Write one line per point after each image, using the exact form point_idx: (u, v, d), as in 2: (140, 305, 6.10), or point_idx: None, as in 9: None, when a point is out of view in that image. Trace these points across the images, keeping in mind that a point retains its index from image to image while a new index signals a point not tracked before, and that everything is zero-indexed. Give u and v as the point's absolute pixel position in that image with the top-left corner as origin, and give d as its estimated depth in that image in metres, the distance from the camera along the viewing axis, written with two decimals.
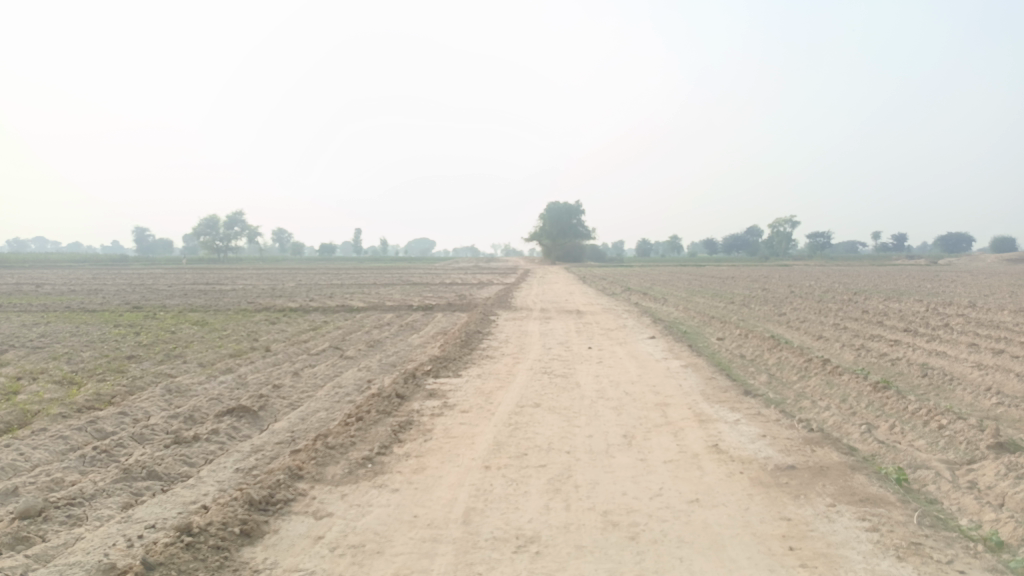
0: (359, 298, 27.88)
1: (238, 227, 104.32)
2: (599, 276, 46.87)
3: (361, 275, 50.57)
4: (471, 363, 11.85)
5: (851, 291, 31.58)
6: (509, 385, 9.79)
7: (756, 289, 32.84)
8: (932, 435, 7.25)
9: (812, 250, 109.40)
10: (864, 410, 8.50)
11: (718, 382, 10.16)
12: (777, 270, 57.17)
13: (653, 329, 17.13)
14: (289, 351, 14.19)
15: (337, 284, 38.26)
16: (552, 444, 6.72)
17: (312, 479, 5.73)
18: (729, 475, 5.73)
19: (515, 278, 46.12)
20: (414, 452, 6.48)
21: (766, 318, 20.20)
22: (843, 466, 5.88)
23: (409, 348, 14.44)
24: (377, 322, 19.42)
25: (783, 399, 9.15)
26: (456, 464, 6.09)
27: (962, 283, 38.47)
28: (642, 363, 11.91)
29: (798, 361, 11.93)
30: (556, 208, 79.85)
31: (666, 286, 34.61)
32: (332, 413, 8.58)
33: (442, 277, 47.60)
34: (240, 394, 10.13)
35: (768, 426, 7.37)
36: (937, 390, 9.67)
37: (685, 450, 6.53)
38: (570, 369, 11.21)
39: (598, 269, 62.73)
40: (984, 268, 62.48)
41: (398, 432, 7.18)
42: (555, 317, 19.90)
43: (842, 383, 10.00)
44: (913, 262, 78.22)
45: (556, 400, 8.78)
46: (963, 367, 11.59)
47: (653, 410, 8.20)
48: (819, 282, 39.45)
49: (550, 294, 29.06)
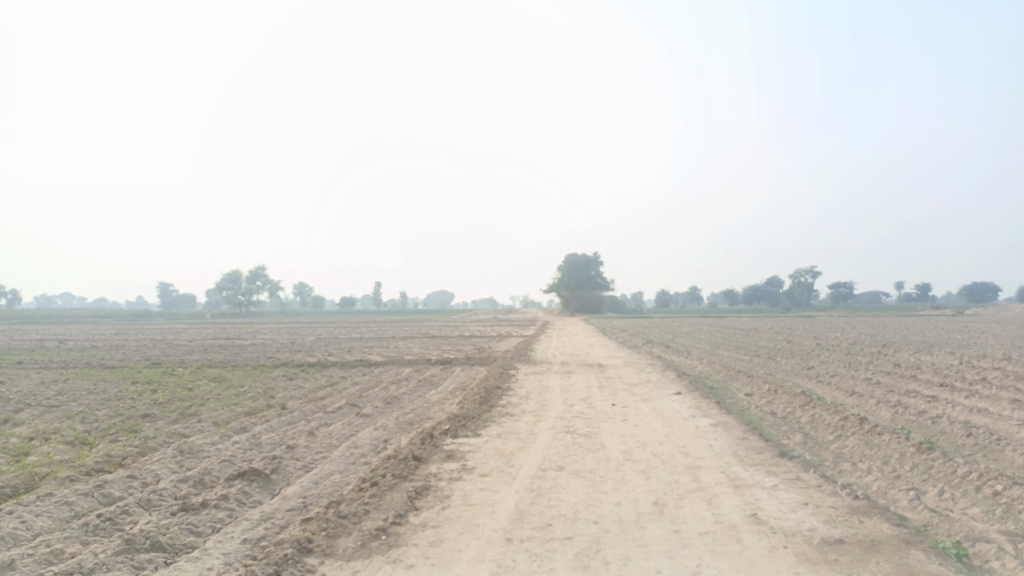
0: (378, 352, 27.59)
1: (259, 281, 105.23)
2: (619, 328, 46.57)
3: (381, 327, 50.74)
4: (491, 420, 11.47)
5: (880, 344, 30.79)
6: (531, 446, 9.37)
7: (781, 341, 32.09)
8: (988, 503, 6.73)
9: (835, 301, 108.39)
10: (909, 474, 7.99)
11: (750, 442, 9.69)
12: (800, 321, 56.59)
13: (678, 383, 16.65)
14: (304, 409, 13.90)
15: (356, 338, 38.21)
16: (578, 513, 6.31)
17: (323, 553, 5.36)
18: (772, 550, 5.28)
19: (535, 330, 45.96)
20: (431, 522, 6.09)
21: (794, 372, 19.59)
22: (896, 539, 5.41)
23: (427, 404, 14.09)
24: (396, 377, 19.12)
25: (820, 461, 8.66)
26: (475, 537, 5.70)
27: (992, 334, 37.59)
28: (669, 421, 11.45)
29: (832, 418, 11.42)
30: (575, 260, 80.02)
31: (688, 339, 33.96)
32: (346, 477, 8.22)
33: (461, 329, 47.27)
34: (253, 455, 9.82)
35: (808, 493, 6.91)
36: (984, 451, 9.11)
37: (722, 520, 6.08)
38: (594, 428, 10.80)
39: (619, 320, 62.12)
40: (1013, 319, 61.27)
41: (414, 499, 6.80)
42: (576, 371, 19.50)
43: (882, 444, 9.48)
44: (939, 313, 76.78)
45: (580, 463, 8.36)
46: (1009, 425, 10.99)
47: (684, 475, 7.75)
48: (845, 334, 38.71)
49: (571, 347, 28.61)
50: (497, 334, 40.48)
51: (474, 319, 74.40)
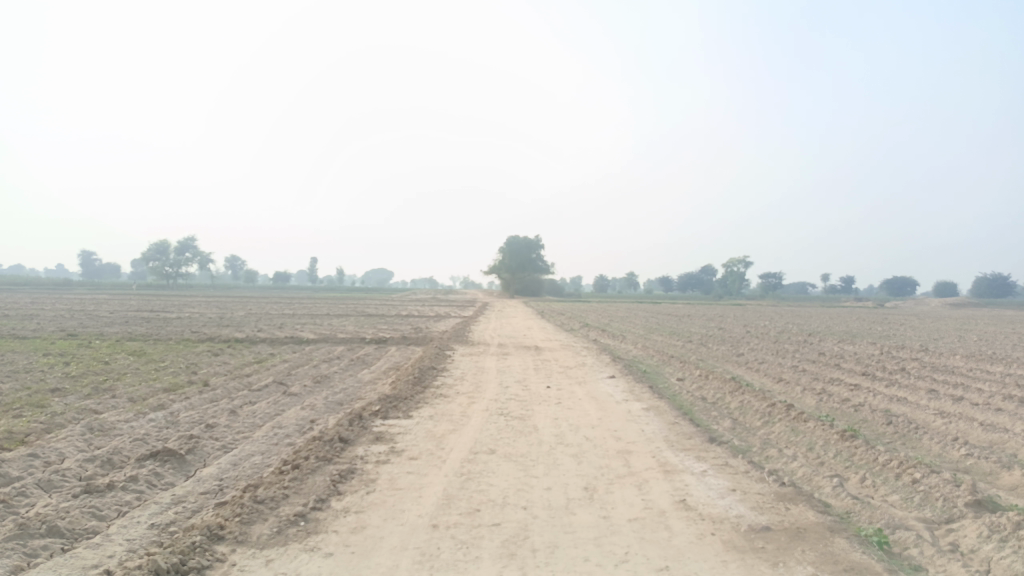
0: (311, 330, 26.89)
1: (189, 252, 101.53)
2: (556, 311, 46.75)
3: (315, 304, 49.56)
4: (423, 402, 11.22)
5: (807, 333, 31.77)
6: (463, 428, 9.18)
7: (713, 328, 32.76)
8: (907, 490, 6.89)
9: (765, 290, 111.80)
10: (833, 461, 8.15)
11: (681, 427, 9.73)
12: (732, 309, 58.00)
13: (613, 367, 16.71)
14: (229, 386, 13.35)
15: (289, 314, 37.23)
16: (507, 498, 6.15)
17: (234, 541, 5.06)
18: (701, 537, 5.24)
19: (473, 310, 45.71)
20: (353, 507, 5.84)
21: (725, 359, 19.98)
22: (821, 527, 5.44)
23: (359, 384, 13.75)
24: (328, 355, 18.61)
25: (748, 447, 8.75)
26: (399, 523, 5.48)
27: (910, 326, 39.34)
28: (602, 405, 11.43)
29: (761, 405, 11.61)
30: (515, 242, 80.05)
31: (624, 323, 34.31)
32: (267, 459, 7.87)
33: (399, 308, 46.58)
34: (169, 434, 9.32)
35: (737, 479, 6.93)
36: (903, 439, 9.40)
37: (651, 506, 6.02)
38: (528, 410, 10.68)
39: (557, 303, 62.48)
40: (928, 313, 64.44)
41: (337, 483, 6.51)
42: (513, 353, 19.39)
43: (807, 431, 9.66)
44: (862, 305, 80.13)
45: (512, 446, 8.21)
46: (926, 414, 11.39)
47: (615, 459, 7.68)
48: (774, 322, 39.84)
49: (508, 329, 28.52)
50: (435, 314, 40.06)
51: (411, 297, 73.69)
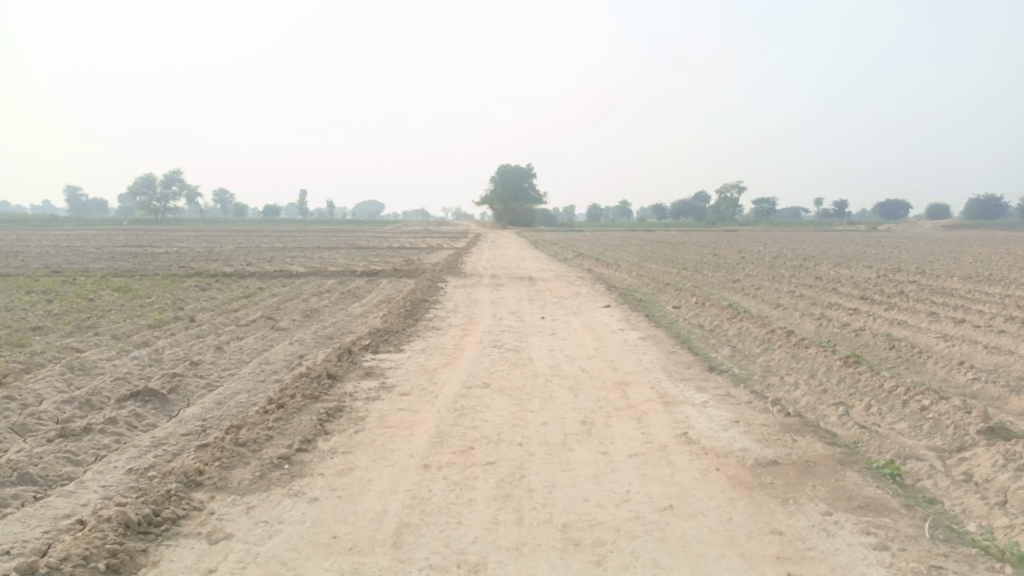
0: (301, 263, 26.44)
1: (175, 186, 99.59)
2: (549, 240, 46.36)
3: (304, 237, 48.84)
4: (415, 334, 10.94)
5: (802, 257, 31.51)
6: (455, 361, 8.90)
7: (708, 255, 32.40)
8: (915, 418, 6.65)
9: (759, 216, 111.37)
10: (836, 388, 7.94)
11: (680, 356, 9.49)
12: (724, 236, 57.63)
13: (608, 296, 16.43)
14: (215, 322, 13.01)
15: (279, 248, 36.71)
16: (502, 435, 5.88)
17: (213, 487, 4.79)
18: (704, 474, 4.99)
19: (465, 241, 45.26)
20: (341, 448, 5.56)
21: (721, 285, 19.70)
22: (831, 460, 5.19)
23: (349, 317, 13.44)
24: (318, 289, 18.24)
25: (749, 375, 8.50)
26: (388, 464, 5.21)
27: (905, 249, 39.11)
28: (598, 334, 11.17)
29: (760, 331, 11.37)
30: (508, 171, 78.89)
31: (618, 252, 33.93)
32: (253, 397, 7.57)
33: (390, 240, 45.98)
34: (151, 373, 9.01)
35: (740, 410, 6.67)
36: (907, 364, 9.19)
37: (652, 440, 5.76)
38: (522, 342, 10.40)
39: (551, 233, 61.85)
40: (921, 235, 64.27)
41: (324, 422, 6.23)
42: (507, 283, 19.07)
43: (809, 357, 9.42)
44: (856, 228, 79.81)
45: (506, 379, 7.94)
46: (927, 338, 11.19)
47: (613, 391, 7.42)
48: (769, 247, 39.61)
49: (501, 260, 28.14)
50: (426, 245, 39.54)
51: (402, 228, 73.00)
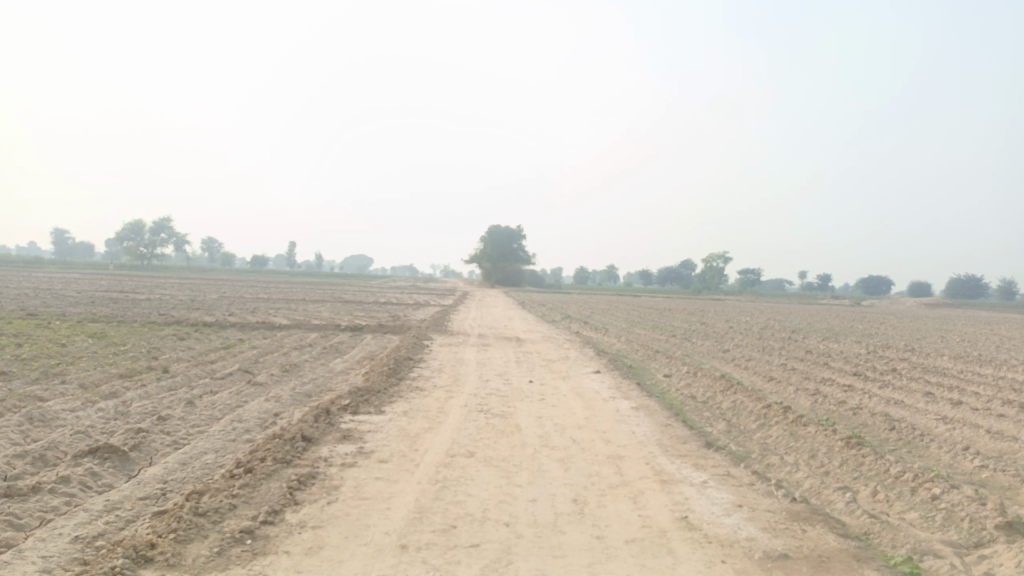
0: (285, 315, 25.91)
1: (162, 233, 99.06)
2: (536, 302, 46.17)
3: (289, 288, 48.35)
4: (398, 395, 10.48)
5: (790, 330, 31.32)
6: (439, 427, 8.43)
7: (696, 323, 32.16)
8: (926, 508, 6.25)
9: (744, 286, 112.26)
10: (839, 471, 7.55)
11: (673, 429, 9.09)
12: (711, 304, 57.66)
13: (597, 362, 16.06)
14: (189, 374, 12.47)
15: (263, 299, 36.12)
16: (487, 512, 5.43)
17: (165, 564, 4.30)
18: (709, 566, 4.55)
19: (452, 299, 45.01)
20: (310, 522, 5.09)
21: (711, 355, 19.37)
22: (845, 555, 4.77)
23: (330, 374, 12.94)
24: (299, 342, 17.73)
25: (746, 453, 8.09)
26: (362, 543, 4.74)
27: (891, 325, 39.15)
28: (588, 402, 10.74)
29: (755, 405, 11.02)
30: (498, 232, 79.24)
31: (605, 316, 33.65)
32: (221, 459, 7.07)
33: (376, 295, 45.52)
34: (115, 427, 8.46)
35: (741, 493, 6.26)
36: (909, 448, 8.83)
37: (650, 524, 5.32)
38: (509, 408, 9.95)
39: (538, 294, 61.65)
40: (905, 312, 64.66)
41: (294, 491, 5.76)
42: (494, 345, 18.66)
43: (808, 436, 9.03)
44: (841, 302, 80.33)
45: (493, 448, 7.48)
46: (926, 419, 10.85)
47: (606, 466, 6.99)
48: (756, 318, 39.52)
49: (488, 320, 27.73)
50: (413, 302, 39.11)
51: (389, 284, 72.66)
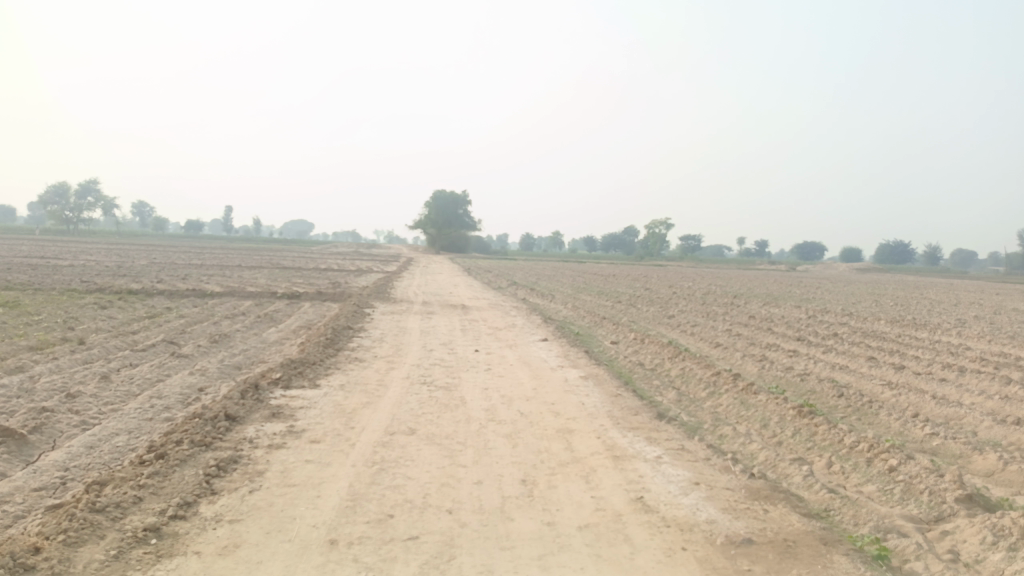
0: (217, 282, 24.69)
1: (89, 195, 94.10)
2: (482, 268, 45.48)
3: (225, 254, 46.43)
4: (335, 367, 9.87)
5: (732, 295, 31.61)
6: (378, 401, 7.89)
7: (641, 289, 32.10)
8: (884, 481, 6.05)
9: (685, 252, 113.99)
10: (793, 442, 7.35)
11: (624, 400, 8.77)
12: (655, 270, 58.03)
13: (544, 329, 15.67)
14: (107, 346, 11.54)
15: (196, 265, 34.44)
16: (428, 498, 4.96)
17: (49, 572, 3.71)
18: (668, 555, 4.19)
19: (395, 265, 43.95)
20: (227, 515, 4.54)
21: (657, 321, 19.23)
22: (811, 539, 4.48)
23: (263, 345, 12.20)
24: (231, 311, 16.79)
25: (698, 424, 7.82)
26: (285, 540, 4.21)
27: (827, 290, 40.07)
28: (536, 372, 10.33)
29: (704, 372, 10.82)
30: (443, 197, 77.92)
31: (551, 282, 33.38)
32: (133, 441, 6.39)
33: (316, 261, 44.06)
34: (16, 406, 7.62)
35: (698, 469, 5.94)
36: (859, 415, 8.74)
37: (604, 508, 4.93)
38: (454, 379, 9.47)
39: (484, 260, 61.00)
40: (839, 277, 66.56)
41: (212, 478, 5.18)
42: (438, 312, 18.10)
43: (759, 404, 8.83)
44: (778, 268, 82.34)
45: (435, 424, 7.00)
46: (872, 385, 10.84)
47: (555, 441, 6.59)
48: (699, 283, 39.92)
49: (432, 286, 27.04)
50: (355, 269, 37.99)
51: (330, 249, 70.74)
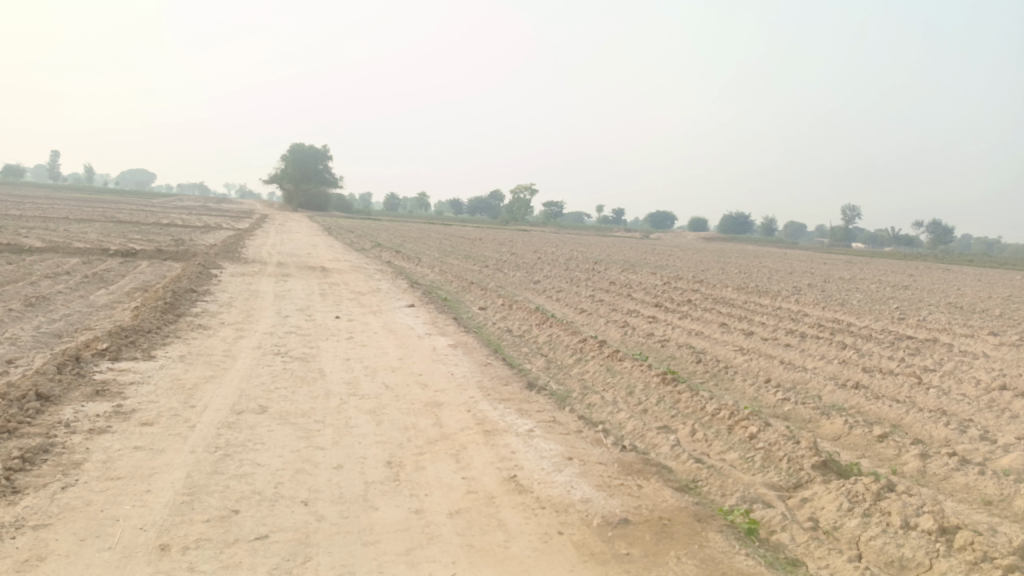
0: (37, 237, 21.86)
1: None
2: (343, 228, 43.76)
3: (48, 204, 41.57)
4: (175, 336, 8.87)
5: (592, 261, 32.41)
6: (225, 375, 7.11)
7: (505, 253, 32.10)
8: (745, 448, 6.18)
9: (546, 218, 116.09)
10: (658, 410, 7.39)
11: (492, 368, 8.51)
12: (518, 234, 58.43)
13: (410, 294, 15.12)
14: None
15: (12, 215, 30.41)
16: (279, 487, 4.43)
17: None
18: (544, 541, 3.95)
19: (249, 223, 41.31)
20: (30, 520, 3.78)
21: (523, 286, 19.19)
22: (686, 516, 4.41)
23: (90, 309, 10.82)
24: (54, 269, 14.87)
25: (568, 393, 7.71)
26: (104, 548, 3.56)
27: (679, 257, 42.07)
28: (401, 340, 9.85)
29: (570, 338, 10.81)
30: (301, 151, 74.15)
31: (417, 245, 32.68)
32: None
33: (158, 215, 40.44)
34: None
35: (570, 443, 5.77)
36: (717, 381, 9.02)
37: (476, 490, 4.62)
38: (311, 349, 8.80)
39: (344, 220, 58.73)
40: (689, 245, 70.29)
41: (12, 474, 4.34)
42: (295, 274, 17.03)
43: (625, 371, 8.87)
44: (633, 234, 85.71)
45: (290, 400, 6.38)
46: (726, 351, 11.30)
47: (422, 416, 6.20)
48: (561, 249, 40.60)
49: (288, 247, 25.51)
50: (203, 225, 35.24)
51: (175, 203, 65.32)
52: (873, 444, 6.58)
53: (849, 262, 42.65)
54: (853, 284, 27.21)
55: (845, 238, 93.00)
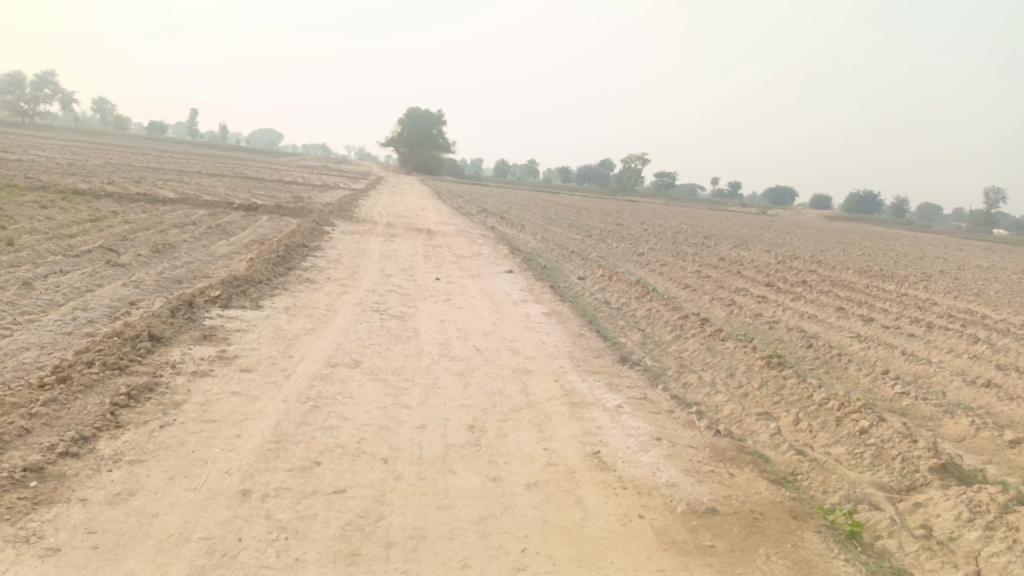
0: (171, 189, 23.35)
1: (45, 88, 89.08)
2: (452, 192, 44.31)
3: (184, 159, 44.40)
4: (282, 288, 9.19)
5: (701, 235, 31.27)
6: (323, 328, 7.28)
7: (612, 224, 31.53)
8: (854, 443, 5.71)
9: (657, 189, 113.31)
10: (760, 395, 6.97)
11: (587, 340, 8.31)
12: (627, 205, 57.31)
13: (511, 260, 15.07)
14: (38, 248, 10.63)
15: (152, 168, 32.65)
16: (362, 443, 4.46)
17: None
18: (623, 524, 3.77)
19: (363, 184, 42.54)
20: (127, 455, 3.97)
21: (626, 258, 18.74)
22: (780, 512, 4.10)
23: (210, 258, 11.41)
24: (182, 219, 15.80)
25: (663, 371, 7.41)
26: (190, 488, 3.68)
27: (797, 236, 39.93)
28: (498, 306, 9.80)
29: (671, 313, 10.43)
30: (416, 115, 75.51)
31: (523, 212, 32.61)
32: (43, 356, 5.73)
33: (281, 173, 42.38)
34: None
35: (660, 422, 5.52)
36: (828, 369, 8.43)
37: (557, 463, 4.48)
38: (409, 308, 8.89)
39: (454, 184, 59.52)
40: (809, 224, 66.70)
41: (118, 409, 4.59)
42: (401, 235, 17.36)
43: (726, 351, 8.45)
44: (749, 210, 82.15)
45: (382, 358, 6.45)
46: (841, 337, 10.56)
47: (510, 383, 6.10)
48: (670, 222, 39.43)
49: (398, 208, 26.05)
50: (320, 184, 36.62)
51: (297, 162, 68.28)
52: (1003, 450, 5.93)
53: (990, 250, 39.08)
54: (993, 273, 24.88)
55: (986, 223, 85.47)
